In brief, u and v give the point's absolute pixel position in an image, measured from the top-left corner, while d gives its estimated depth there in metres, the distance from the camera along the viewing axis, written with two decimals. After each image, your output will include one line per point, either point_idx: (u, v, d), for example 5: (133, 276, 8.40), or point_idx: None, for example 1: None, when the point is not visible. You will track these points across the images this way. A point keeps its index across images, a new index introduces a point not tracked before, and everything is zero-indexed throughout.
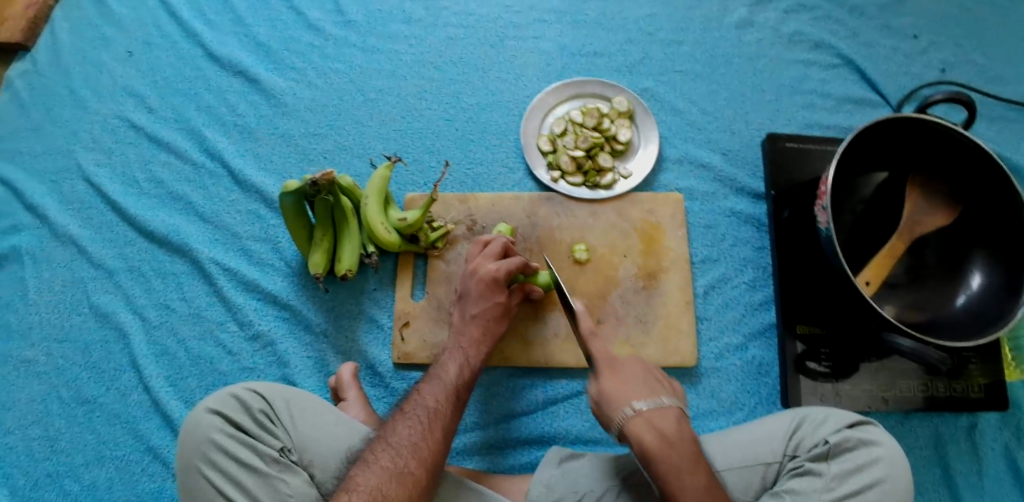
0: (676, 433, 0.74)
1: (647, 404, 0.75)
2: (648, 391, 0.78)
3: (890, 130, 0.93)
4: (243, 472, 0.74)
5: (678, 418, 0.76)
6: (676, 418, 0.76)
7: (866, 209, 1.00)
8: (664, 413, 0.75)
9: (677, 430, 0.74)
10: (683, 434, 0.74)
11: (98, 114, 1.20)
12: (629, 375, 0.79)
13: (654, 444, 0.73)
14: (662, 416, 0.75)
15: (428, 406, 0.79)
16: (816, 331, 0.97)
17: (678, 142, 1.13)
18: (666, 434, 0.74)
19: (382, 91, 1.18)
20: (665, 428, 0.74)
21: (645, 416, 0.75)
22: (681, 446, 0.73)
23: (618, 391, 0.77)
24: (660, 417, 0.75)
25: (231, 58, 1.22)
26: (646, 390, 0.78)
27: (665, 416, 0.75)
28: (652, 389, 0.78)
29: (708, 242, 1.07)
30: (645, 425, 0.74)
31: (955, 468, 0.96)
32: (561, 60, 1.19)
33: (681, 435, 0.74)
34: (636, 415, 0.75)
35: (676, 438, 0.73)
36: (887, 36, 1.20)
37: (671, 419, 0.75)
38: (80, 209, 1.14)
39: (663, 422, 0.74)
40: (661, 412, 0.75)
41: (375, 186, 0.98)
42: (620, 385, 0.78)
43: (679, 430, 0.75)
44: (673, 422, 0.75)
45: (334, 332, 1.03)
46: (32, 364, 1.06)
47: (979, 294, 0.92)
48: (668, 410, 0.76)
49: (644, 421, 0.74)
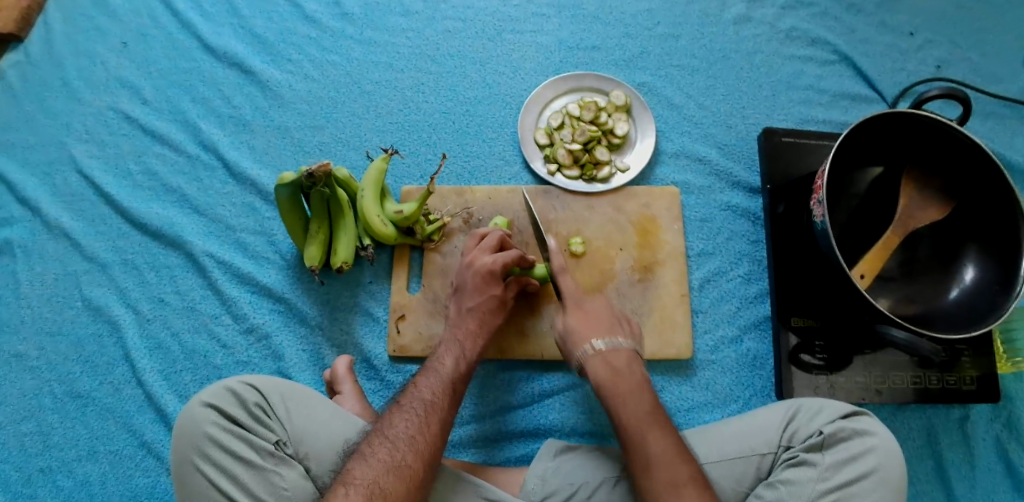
0: (626, 368, 0.83)
1: (604, 343, 0.85)
2: (607, 332, 0.87)
3: (885, 125, 0.93)
4: (239, 466, 0.74)
5: (631, 357, 0.85)
6: (630, 358, 0.85)
7: (861, 203, 1.00)
8: (619, 352, 0.85)
9: (628, 365, 0.84)
10: (632, 369, 0.84)
11: (91, 106, 1.19)
12: (595, 315, 0.89)
13: (604, 376, 0.83)
14: (616, 354, 0.84)
15: (425, 399, 0.79)
16: (811, 324, 0.98)
17: (675, 136, 1.13)
18: (617, 368, 0.83)
19: (379, 83, 1.18)
20: (616, 363, 0.83)
21: (601, 354, 0.84)
22: (629, 378, 0.82)
23: (579, 330, 0.87)
24: (614, 354, 0.84)
25: (227, 49, 1.21)
26: (604, 331, 0.87)
27: (619, 353, 0.84)
28: (611, 330, 0.87)
29: (704, 235, 1.07)
30: (600, 361, 0.84)
31: (947, 459, 0.97)
32: (559, 54, 1.19)
33: (631, 370, 0.83)
34: (593, 351, 0.84)
35: (625, 371, 0.83)
36: (883, 33, 1.20)
37: (623, 358, 0.84)
38: (72, 201, 1.13)
39: (616, 359, 0.84)
40: (615, 351, 0.84)
41: (371, 178, 0.97)
42: (584, 324, 0.88)
43: (630, 366, 0.84)
44: (626, 360, 0.84)
45: (330, 324, 1.03)
46: (24, 358, 1.05)
47: (971, 288, 0.93)
48: (623, 350, 0.85)
49: (599, 357, 0.84)
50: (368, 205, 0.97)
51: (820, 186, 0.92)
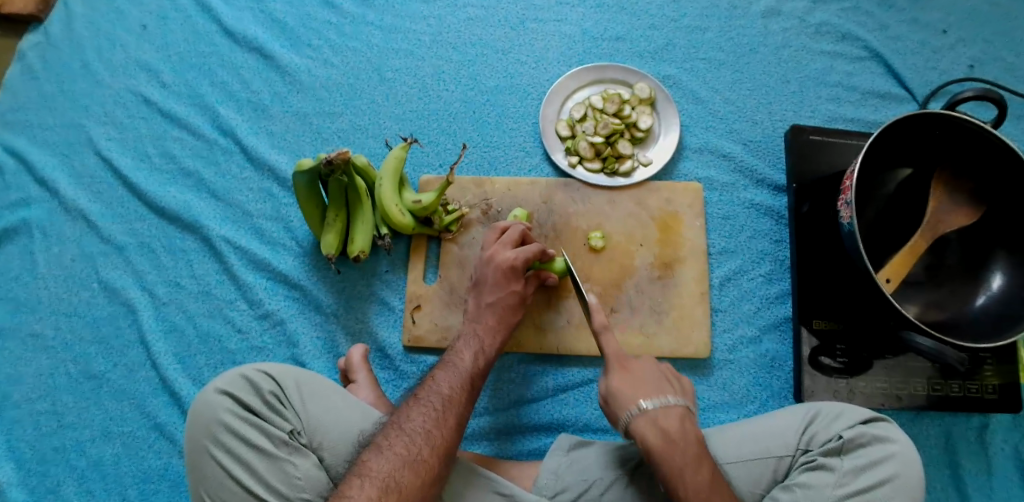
0: (679, 432, 0.75)
1: (653, 404, 0.77)
2: (655, 391, 0.80)
3: (918, 125, 0.91)
4: (253, 454, 0.73)
5: (683, 415, 0.78)
6: (682, 417, 0.77)
7: (888, 205, 0.97)
8: (670, 411, 0.77)
9: (681, 428, 0.76)
10: (687, 432, 0.76)
11: (110, 88, 1.18)
12: (641, 375, 0.82)
13: (657, 442, 0.75)
14: (667, 415, 0.76)
15: (442, 394, 0.78)
16: (833, 326, 0.96)
17: (699, 131, 1.11)
18: (663, 425, 0.76)
19: (399, 70, 1.16)
20: (668, 426, 0.76)
21: (650, 415, 0.77)
22: (684, 445, 0.74)
23: (624, 391, 0.80)
24: (666, 416, 0.77)
25: (246, 34, 1.19)
26: (654, 389, 0.80)
27: (670, 414, 0.77)
28: (660, 388, 0.80)
29: (726, 233, 1.05)
30: (650, 424, 0.76)
31: (965, 468, 0.95)
32: (582, 44, 1.16)
33: (686, 433, 0.76)
34: (642, 414, 0.77)
35: (679, 436, 0.75)
36: (916, 30, 1.17)
37: (675, 418, 0.77)
38: (90, 183, 1.13)
39: (667, 421, 0.76)
40: (664, 404, 0.78)
41: (390, 167, 0.96)
42: (628, 383, 0.81)
43: (684, 427, 0.76)
44: (678, 421, 0.76)
45: (344, 313, 1.02)
46: (40, 338, 1.05)
47: (999, 296, 0.91)
48: (675, 409, 0.78)
49: (649, 419, 0.76)
50: (387, 194, 0.95)
51: (847, 186, 0.90)
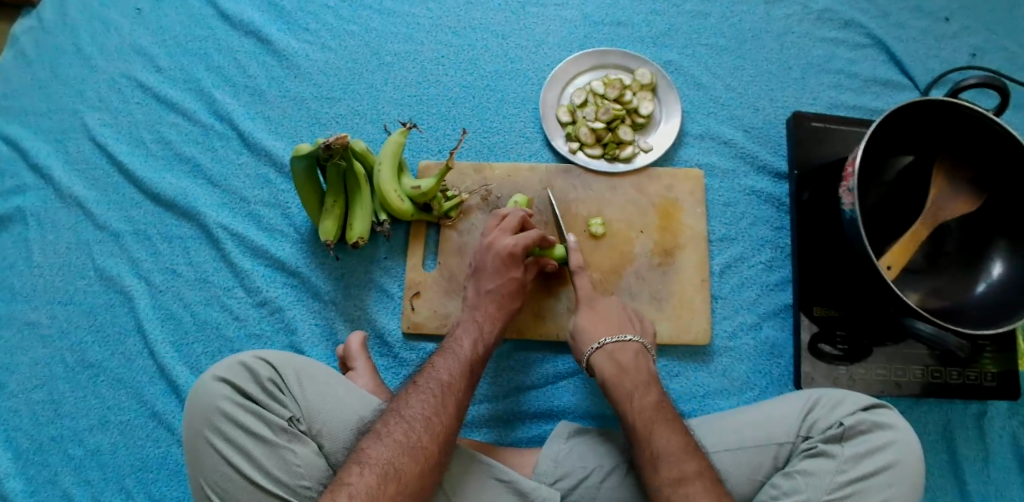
0: (633, 363, 0.83)
1: (610, 339, 0.85)
2: (615, 328, 0.87)
3: (920, 113, 0.90)
4: (252, 441, 0.73)
5: (639, 351, 0.85)
6: (637, 351, 0.85)
7: (889, 192, 0.97)
8: (626, 347, 0.85)
9: (635, 360, 0.84)
10: (640, 366, 0.83)
11: (104, 73, 1.17)
12: (606, 313, 0.89)
13: (611, 372, 0.82)
14: (622, 349, 0.84)
15: (441, 380, 0.78)
16: (833, 314, 0.96)
17: (700, 118, 1.10)
18: (624, 364, 0.83)
19: (398, 55, 1.14)
20: (623, 358, 0.84)
21: (607, 350, 0.84)
22: (636, 373, 0.82)
23: (588, 327, 0.87)
24: (621, 349, 0.84)
25: (243, 17, 1.18)
26: (612, 327, 0.87)
27: (626, 348, 0.85)
28: (621, 326, 0.88)
29: (726, 220, 1.05)
30: (607, 357, 0.84)
31: (962, 454, 0.96)
32: (583, 29, 1.15)
33: (639, 365, 0.83)
34: (600, 348, 0.85)
35: (631, 366, 0.83)
36: (918, 18, 1.16)
37: (631, 352, 0.84)
38: (85, 169, 1.12)
39: (622, 354, 0.84)
40: (623, 347, 0.85)
41: (389, 153, 0.95)
42: (594, 320, 0.88)
43: (637, 361, 0.84)
44: (632, 354, 0.84)
45: (343, 300, 1.02)
46: (36, 327, 1.04)
47: (1000, 283, 0.90)
48: (631, 345, 0.85)
49: (607, 353, 0.84)
50: (386, 180, 0.94)
51: (850, 173, 0.89)
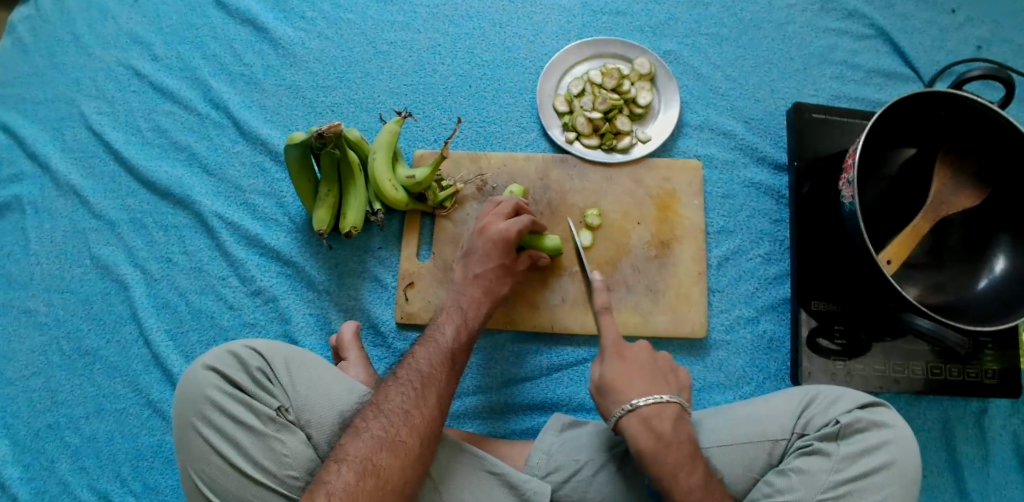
0: (672, 435, 0.74)
1: (645, 402, 0.75)
2: (648, 385, 0.77)
3: (923, 104, 0.88)
4: (240, 430, 0.72)
5: (678, 415, 0.76)
6: (676, 417, 0.75)
7: (891, 185, 0.96)
8: (663, 412, 0.75)
9: (674, 431, 0.74)
10: (681, 434, 0.75)
11: (102, 62, 1.16)
12: (636, 367, 0.79)
13: (648, 446, 0.73)
14: (661, 416, 0.74)
15: (421, 371, 0.77)
16: (832, 308, 0.95)
17: (699, 108, 1.09)
18: (663, 434, 0.74)
19: (395, 43, 1.13)
20: (661, 428, 0.74)
21: (641, 415, 0.74)
22: (678, 447, 0.73)
23: (620, 385, 0.77)
24: (659, 416, 0.74)
25: (239, 6, 1.17)
26: (646, 385, 0.77)
27: (664, 414, 0.75)
28: (654, 383, 0.77)
29: (725, 212, 1.03)
30: (642, 425, 0.74)
31: (962, 452, 0.95)
32: (582, 18, 1.14)
33: (680, 433, 0.74)
34: (633, 412, 0.75)
35: (672, 438, 0.74)
36: (923, 8, 1.14)
37: (669, 419, 0.75)
38: (82, 158, 1.11)
39: (660, 422, 0.74)
40: (660, 413, 0.75)
41: (383, 142, 0.94)
42: (623, 374, 0.78)
43: (677, 430, 0.74)
44: (672, 422, 0.75)
45: (337, 290, 1.01)
46: (33, 314, 1.04)
47: (1002, 279, 0.89)
48: (669, 408, 0.75)
49: (642, 420, 0.74)
50: (380, 169, 0.94)
51: (849, 165, 0.88)
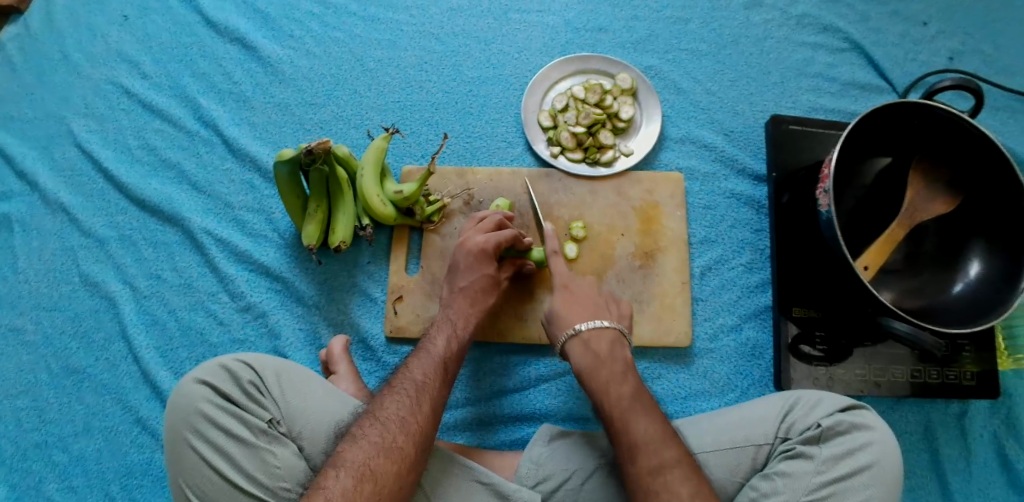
0: (608, 354, 0.80)
1: (587, 326, 0.81)
2: (590, 313, 0.84)
3: (895, 115, 0.91)
4: (232, 443, 0.73)
5: (616, 339, 0.81)
6: (614, 340, 0.81)
7: (866, 194, 0.98)
8: (601, 336, 0.81)
9: (610, 351, 0.80)
10: (616, 354, 0.80)
11: (91, 80, 1.17)
12: (580, 297, 0.86)
13: (587, 364, 0.79)
14: (598, 338, 0.81)
15: (416, 380, 0.78)
16: (813, 315, 0.97)
17: (680, 122, 1.11)
18: (599, 353, 0.80)
19: (382, 61, 1.16)
20: (598, 348, 0.80)
21: (582, 339, 0.81)
22: (612, 364, 0.79)
23: (563, 313, 0.83)
24: (597, 338, 0.81)
25: (228, 24, 1.18)
26: (588, 313, 0.83)
27: (602, 337, 0.81)
28: (596, 310, 0.84)
29: (706, 223, 1.06)
30: (582, 347, 0.81)
31: (944, 454, 0.97)
32: (565, 35, 1.16)
33: (615, 354, 0.80)
34: (576, 336, 0.81)
35: (608, 357, 0.79)
36: (896, 22, 1.18)
37: (606, 341, 0.81)
38: (70, 176, 1.12)
39: (598, 343, 0.80)
40: (598, 334, 0.81)
41: (372, 157, 0.96)
42: (568, 305, 0.85)
43: (613, 350, 0.80)
44: (609, 343, 0.80)
45: (327, 305, 1.02)
46: (21, 333, 1.04)
47: (976, 283, 0.91)
48: (608, 331, 0.81)
49: (582, 342, 0.81)
50: (368, 185, 0.95)
51: (826, 175, 0.90)
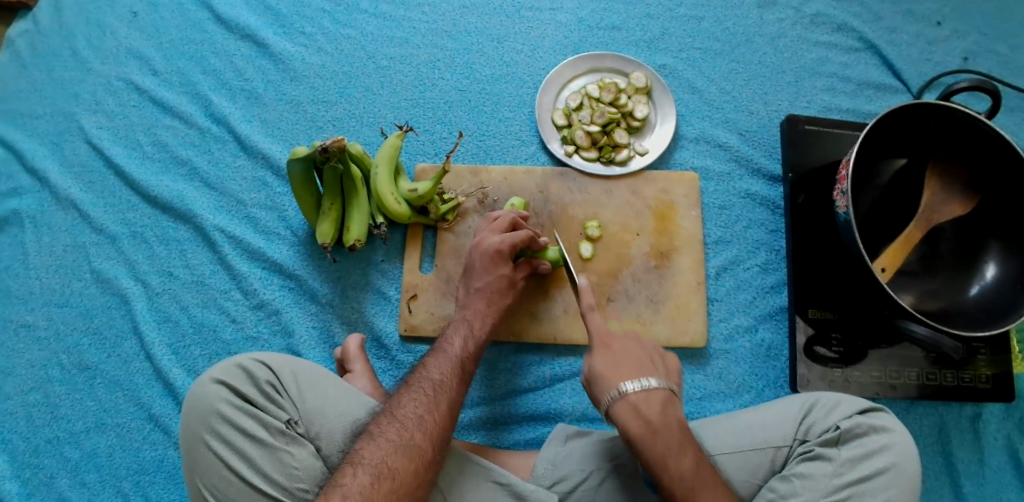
0: (660, 418, 0.73)
1: (634, 389, 0.74)
2: (636, 371, 0.76)
3: (912, 115, 0.90)
4: (250, 443, 0.73)
5: (666, 400, 0.75)
6: (664, 402, 0.74)
7: (883, 195, 0.98)
8: (652, 396, 0.74)
9: (662, 414, 0.74)
10: (668, 418, 0.74)
11: (101, 76, 1.17)
12: (625, 354, 0.78)
13: (638, 431, 0.73)
14: (648, 402, 0.74)
15: (433, 379, 0.78)
16: (828, 315, 0.97)
17: (694, 121, 1.11)
18: (651, 419, 0.73)
19: (395, 58, 1.15)
20: (649, 412, 0.73)
21: (631, 402, 0.74)
22: (667, 432, 0.72)
23: (607, 374, 0.76)
24: (646, 402, 0.74)
25: (239, 21, 1.18)
26: (635, 370, 0.76)
27: (652, 400, 0.74)
28: (642, 367, 0.77)
29: (721, 223, 1.05)
30: (631, 411, 0.74)
31: (958, 455, 0.96)
32: (579, 33, 1.16)
33: (668, 418, 0.74)
34: (623, 400, 0.74)
35: (660, 424, 0.73)
36: (911, 21, 1.17)
37: (657, 403, 0.74)
38: (81, 172, 1.12)
39: (648, 407, 0.74)
40: (648, 398, 0.74)
41: (386, 155, 0.96)
42: (613, 365, 0.77)
43: (665, 414, 0.74)
44: (659, 407, 0.74)
45: (340, 303, 1.02)
46: (32, 329, 1.04)
47: (993, 286, 0.91)
48: (656, 393, 0.75)
49: (630, 407, 0.74)
50: (383, 183, 0.95)
51: (843, 176, 0.90)
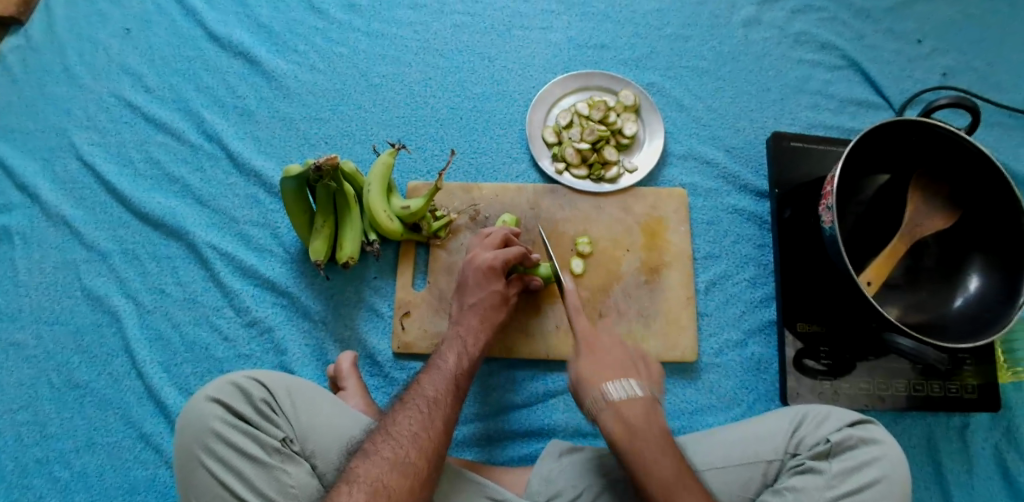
0: (619, 367, 0.79)
1: (598, 340, 0.81)
2: (601, 327, 0.83)
3: (894, 132, 0.93)
4: (245, 462, 0.73)
5: (628, 355, 0.81)
6: (625, 354, 0.81)
7: (867, 210, 1.00)
8: (614, 348, 0.81)
9: (622, 363, 0.80)
10: (627, 368, 0.80)
11: (93, 93, 1.18)
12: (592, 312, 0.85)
13: (596, 376, 0.79)
14: (610, 352, 0.80)
15: (427, 395, 0.78)
16: (816, 329, 0.98)
17: (683, 138, 1.13)
18: (610, 367, 0.79)
19: (387, 77, 1.17)
20: (610, 361, 0.80)
21: (594, 352, 0.80)
22: (624, 377, 0.78)
23: (575, 325, 0.83)
24: (609, 352, 0.80)
25: (232, 39, 1.19)
26: (600, 325, 0.83)
27: (614, 351, 0.80)
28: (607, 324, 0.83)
29: (710, 238, 1.07)
30: (594, 360, 0.80)
31: (946, 465, 0.97)
32: (568, 53, 1.18)
33: (626, 368, 0.80)
34: (587, 350, 0.81)
35: (618, 369, 0.79)
36: (892, 39, 1.20)
37: (618, 355, 0.80)
38: (72, 189, 1.12)
39: (610, 357, 0.80)
40: (610, 349, 0.80)
41: (378, 173, 0.97)
42: (580, 318, 0.84)
43: (625, 364, 0.80)
44: (620, 357, 0.80)
45: (333, 320, 1.02)
46: (22, 348, 1.03)
47: (977, 297, 0.92)
48: (618, 347, 0.81)
49: (592, 355, 0.80)
50: (375, 200, 0.96)
51: (828, 191, 0.92)
